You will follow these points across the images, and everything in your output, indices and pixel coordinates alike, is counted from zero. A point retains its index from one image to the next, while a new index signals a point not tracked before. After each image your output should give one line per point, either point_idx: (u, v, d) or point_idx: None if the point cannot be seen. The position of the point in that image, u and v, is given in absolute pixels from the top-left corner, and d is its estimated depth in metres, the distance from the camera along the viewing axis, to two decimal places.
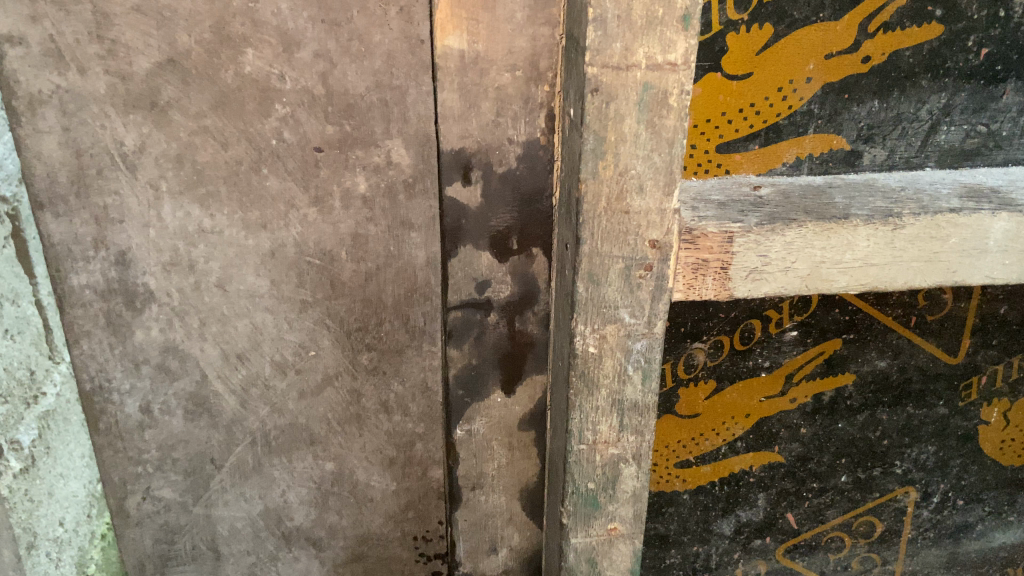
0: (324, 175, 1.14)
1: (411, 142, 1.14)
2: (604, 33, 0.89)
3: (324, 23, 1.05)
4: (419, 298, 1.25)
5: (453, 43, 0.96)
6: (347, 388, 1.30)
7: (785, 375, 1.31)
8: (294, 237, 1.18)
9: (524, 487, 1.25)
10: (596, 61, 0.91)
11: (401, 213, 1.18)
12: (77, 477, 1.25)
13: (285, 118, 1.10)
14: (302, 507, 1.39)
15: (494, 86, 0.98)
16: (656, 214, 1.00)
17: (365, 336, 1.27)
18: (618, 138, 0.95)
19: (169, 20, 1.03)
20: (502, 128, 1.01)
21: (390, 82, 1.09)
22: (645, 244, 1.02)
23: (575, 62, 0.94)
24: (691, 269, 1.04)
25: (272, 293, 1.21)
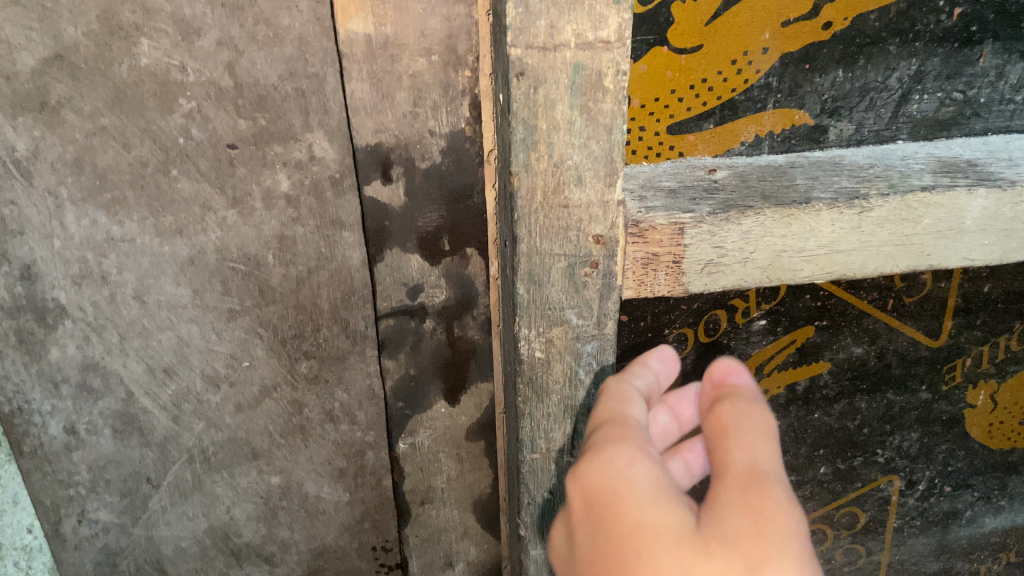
0: (240, 174, 1.04)
1: (334, 134, 1.03)
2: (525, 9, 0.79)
3: (224, 7, 0.94)
4: (356, 302, 1.15)
5: (358, 27, 0.88)
6: (287, 398, 1.21)
7: (756, 367, 1.22)
8: (213, 242, 1.08)
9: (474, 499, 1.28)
10: (519, 42, 0.80)
11: (330, 212, 1.08)
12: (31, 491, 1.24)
13: (192, 114, 1.00)
14: (250, 523, 1.31)
15: (408, 73, 0.91)
16: (598, 207, 0.91)
17: (302, 344, 1.18)
18: (550, 126, 0.85)
19: (51, 11, 0.92)
20: (422, 119, 0.94)
21: (305, 70, 0.98)
22: (588, 239, 0.93)
23: (499, 43, 0.84)
24: (640, 265, 0.95)
25: (196, 303, 1.12)
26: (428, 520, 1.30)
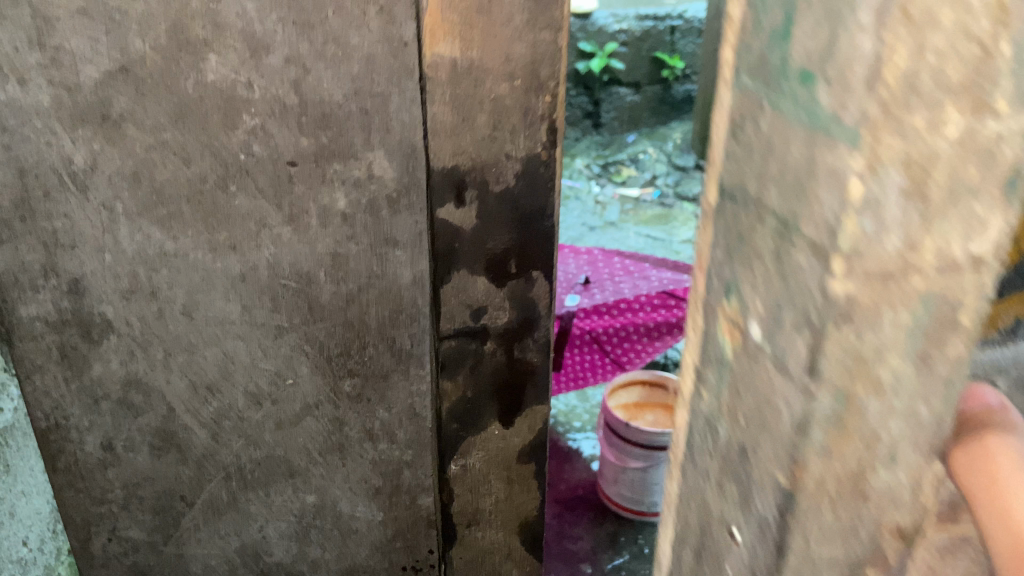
0: (298, 192, 1.03)
1: (394, 153, 1.03)
2: (878, 250, 0.39)
3: (295, 25, 0.93)
4: (405, 321, 1.14)
5: (444, 51, 0.96)
6: (328, 416, 1.20)
7: (640, 380, 2.59)
8: (266, 258, 1.07)
9: (523, 522, 1.36)
10: (854, 272, 0.39)
11: (384, 230, 1.07)
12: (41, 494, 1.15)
13: (255, 130, 0.99)
14: (282, 542, 1.29)
15: (490, 97, 0.99)
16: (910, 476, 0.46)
17: (347, 361, 1.17)
18: (869, 388, 0.43)
19: (119, 23, 0.91)
20: (499, 143, 1.02)
21: (371, 89, 0.98)
22: (885, 534, 0.48)
23: (815, 266, 0.41)
24: None
25: (244, 319, 1.11)
26: (473, 541, 1.37)
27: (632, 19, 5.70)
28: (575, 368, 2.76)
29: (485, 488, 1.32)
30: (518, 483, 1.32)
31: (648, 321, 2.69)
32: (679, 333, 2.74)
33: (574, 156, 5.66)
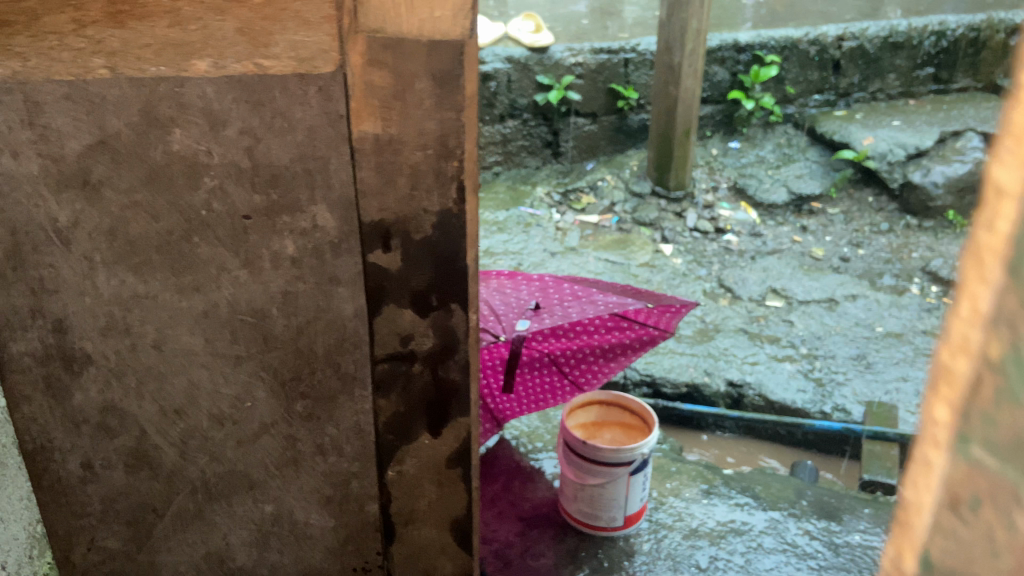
0: (253, 240, 1.20)
1: (335, 206, 1.19)
2: None
3: (247, 103, 1.10)
4: (350, 347, 1.30)
5: (368, 127, 1.13)
6: (282, 433, 1.37)
7: (598, 400, 3.03)
8: (226, 297, 1.24)
9: (452, 520, 1.54)
10: None
11: (328, 270, 1.24)
12: (17, 521, 1.36)
13: (214, 190, 1.15)
14: (244, 548, 1.46)
15: (409, 162, 1.17)
16: None
17: (299, 385, 1.33)
18: None
19: (99, 105, 1.08)
20: (417, 200, 1.20)
21: (313, 153, 1.14)
22: None
23: None
24: None
25: (207, 350, 1.27)
26: (410, 538, 1.54)
27: (587, 52, 5.78)
28: (535, 389, 2.93)
29: (418, 491, 1.48)
30: (447, 485, 1.50)
31: (602, 344, 2.91)
32: (633, 351, 2.97)
33: (534, 184, 5.89)
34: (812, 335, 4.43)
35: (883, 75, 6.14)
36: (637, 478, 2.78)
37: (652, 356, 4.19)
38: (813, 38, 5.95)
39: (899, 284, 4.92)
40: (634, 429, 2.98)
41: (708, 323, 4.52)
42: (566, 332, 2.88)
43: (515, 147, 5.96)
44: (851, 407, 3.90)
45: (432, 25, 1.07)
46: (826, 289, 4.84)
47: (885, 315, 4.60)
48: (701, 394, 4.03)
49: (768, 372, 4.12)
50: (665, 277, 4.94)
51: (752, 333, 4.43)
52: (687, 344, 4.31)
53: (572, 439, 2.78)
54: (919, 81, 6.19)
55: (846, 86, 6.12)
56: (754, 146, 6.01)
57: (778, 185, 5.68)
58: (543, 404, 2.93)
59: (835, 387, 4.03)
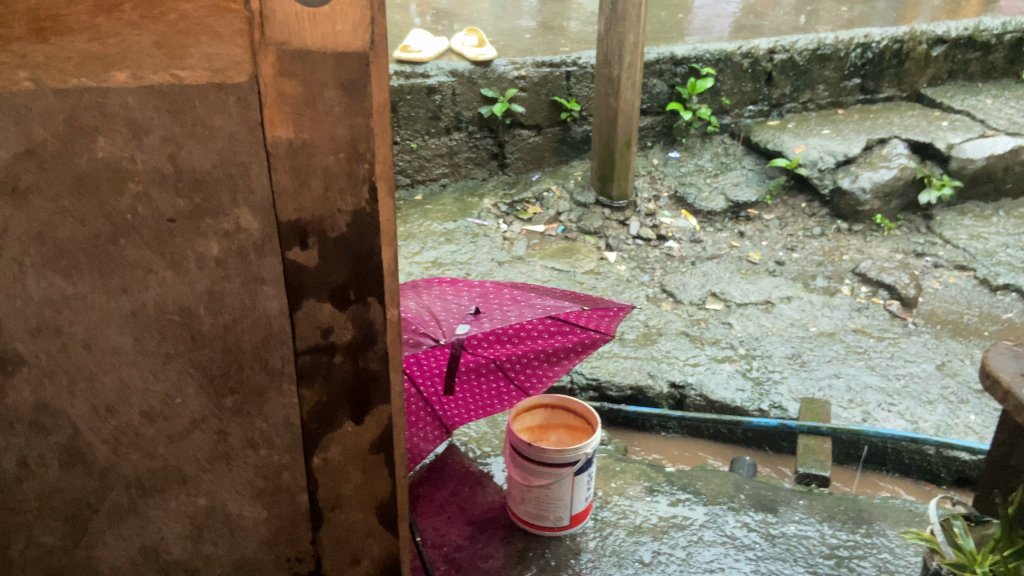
0: (178, 242, 1.25)
1: (257, 208, 1.24)
2: None
3: (169, 112, 1.16)
4: (275, 344, 1.36)
5: (282, 134, 1.19)
6: (213, 428, 1.42)
7: (543, 403, 3.00)
8: (153, 297, 1.29)
9: (379, 504, 1.58)
10: None
11: (253, 270, 1.29)
12: None
13: (139, 195, 1.21)
14: (178, 541, 1.51)
15: (321, 166, 1.23)
16: None
17: (227, 381, 1.38)
18: None
19: (24, 116, 1.14)
20: (332, 201, 1.26)
21: (234, 159, 1.20)
22: None
23: None
24: None
25: (136, 349, 1.33)
26: (338, 522, 1.58)
27: (529, 65, 5.83)
28: (482, 395, 3.05)
29: (344, 477, 1.53)
30: (372, 471, 1.54)
31: (545, 347, 3.02)
32: (576, 355, 3.04)
33: (481, 195, 5.97)
34: (750, 336, 4.59)
35: (813, 86, 6.37)
36: (581, 477, 2.82)
37: (597, 360, 4.30)
38: (746, 51, 6.14)
39: (831, 285, 5.13)
40: (580, 431, 2.98)
41: (651, 326, 4.66)
42: (510, 336, 2.87)
43: (461, 159, 6.03)
44: (787, 404, 4.02)
45: (335, 38, 1.14)
46: (763, 292, 5.03)
47: (818, 316, 4.78)
48: (645, 395, 4.14)
49: (710, 372, 4.24)
50: (610, 283, 5.08)
51: (694, 335, 4.57)
52: (631, 347, 4.44)
53: (517, 440, 2.79)
54: (847, 91, 6.44)
55: (778, 97, 6.34)
56: (692, 156, 6.19)
57: (716, 193, 5.85)
58: (491, 409, 3.05)
59: (771, 385, 4.16)
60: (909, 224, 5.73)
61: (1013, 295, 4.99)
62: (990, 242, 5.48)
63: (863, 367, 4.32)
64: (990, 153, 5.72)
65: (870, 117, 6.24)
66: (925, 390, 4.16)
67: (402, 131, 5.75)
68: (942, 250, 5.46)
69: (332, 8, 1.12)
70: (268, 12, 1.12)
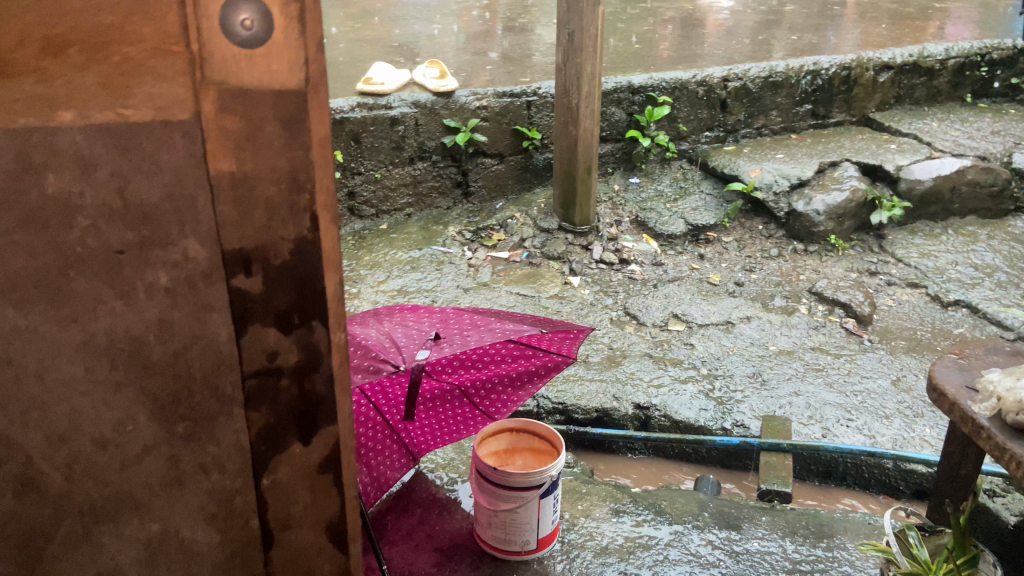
0: (127, 273, 1.26)
1: (204, 239, 1.28)
2: None
3: (117, 147, 1.18)
4: (225, 370, 1.39)
5: (224, 167, 1.24)
6: (165, 456, 1.43)
7: (508, 427, 3.07)
8: (104, 326, 1.29)
9: (327, 522, 1.64)
10: None
11: (201, 298, 1.32)
12: None
13: (88, 227, 1.22)
14: (132, 567, 1.50)
15: (263, 197, 1.28)
16: None
17: (178, 409, 1.39)
18: None
19: None
20: (274, 229, 1.31)
21: (181, 192, 1.24)
22: None
23: None
24: None
25: (88, 378, 1.32)
26: (288, 542, 1.63)
27: (491, 96, 5.91)
28: (448, 421, 3.06)
29: (293, 497, 1.57)
30: (320, 490, 1.59)
31: (509, 371, 3.04)
32: (538, 378, 3.06)
33: (446, 223, 6.02)
34: (712, 356, 4.69)
35: (766, 113, 6.56)
36: (547, 500, 2.86)
37: (562, 384, 4.36)
38: (701, 80, 6.30)
39: (789, 305, 5.26)
40: (544, 454, 3.08)
41: (615, 349, 4.73)
42: (472, 362, 3.03)
43: (426, 188, 6.09)
44: (749, 422, 4.09)
45: (271, 77, 1.20)
46: (723, 312, 5.13)
47: (777, 335, 4.90)
48: (611, 417, 4.20)
49: (673, 393, 4.31)
50: (574, 307, 5.16)
51: (657, 357, 4.65)
52: (596, 370, 4.50)
53: (484, 466, 2.82)
54: (799, 117, 6.65)
55: (733, 123, 6.52)
56: (652, 181, 6.31)
57: (676, 218, 5.97)
58: (457, 435, 3.05)
59: (733, 404, 4.23)
60: (862, 244, 5.89)
61: (964, 311, 5.15)
62: (940, 260, 5.66)
63: (822, 385, 4.42)
64: (937, 174, 5.92)
65: (822, 141, 6.45)
66: (882, 405, 4.26)
67: (367, 161, 5.80)
68: (895, 268, 5.62)
69: (267, 48, 1.19)
70: (206, 54, 1.18)
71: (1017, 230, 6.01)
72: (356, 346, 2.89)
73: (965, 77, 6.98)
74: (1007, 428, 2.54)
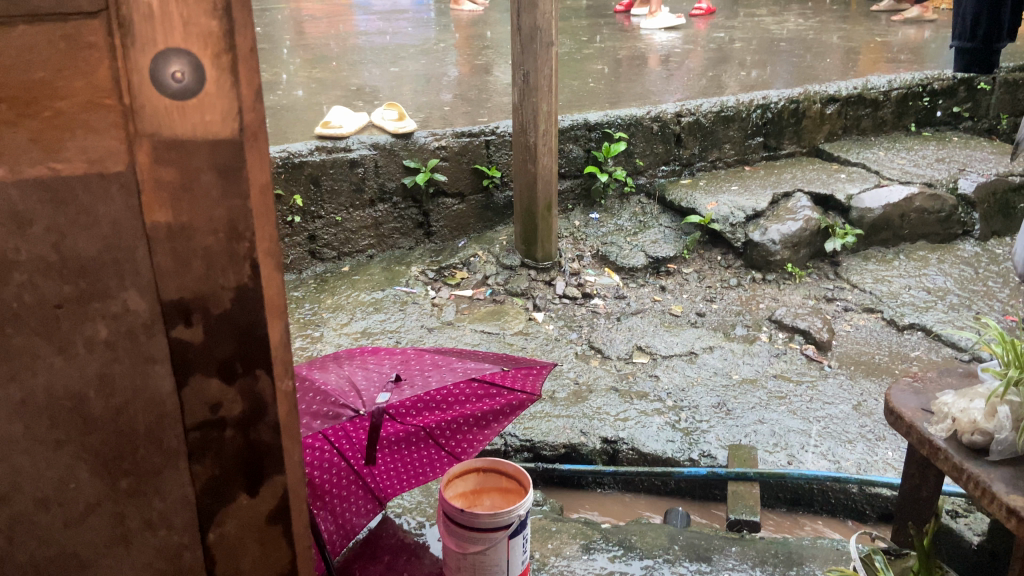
0: (65, 327, 1.24)
1: (144, 290, 1.27)
2: None
3: (51, 202, 1.17)
4: (168, 422, 1.36)
5: (161, 218, 1.24)
6: (109, 512, 1.39)
7: (475, 467, 2.92)
8: (42, 384, 1.26)
9: None
10: None
11: (143, 350, 1.30)
12: None
13: (24, 283, 1.20)
14: None
15: (202, 246, 1.27)
16: None
17: (121, 464, 1.36)
18: None
19: None
20: (214, 278, 1.30)
21: (120, 244, 1.23)
22: None
23: None
24: None
25: (27, 436, 1.29)
26: None
27: (449, 136, 5.93)
28: (414, 464, 2.99)
29: (243, 551, 1.54)
30: (270, 543, 1.55)
31: (474, 411, 2.99)
32: (504, 417, 3.01)
33: (408, 264, 6.01)
34: (677, 388, 4.70)
35: (720, 146, 6.70)
36: (516, 540, 2.70)
37: (529, 421, 4.33)
38: (655, 116, 6.37)
39: (750, 333, 5.32)
40: (513, 492, 2.89)
41: (581, 384, 4.73)
42: (436, 403, 2.98)
43: (387, 229, 6.08)
44: (716, 452, 4.11)
45: (204, 127, 1.21)
46: (686, 343, 5.17)
47: (740, 364, 4.94)
48: (579, 453, 4.19)
49: (640, 426, 4.31)
50: (539, 343, 5.16)
51: (623, 390, 4.66)
52: (563, 406, 4.49)
53: (450, 508, 2.67)
54: (751, 149, 6.81)
55: (688, 157, 6.62)
56: (612, 217, 6.39)
57: (637, 251, 6.02)
58: (424, 478, 2.98)
59: (699, 434, 4.24)
60: (818, 271, 6.01)
61: (918, 334, 5.26)
62: (894, 285, 5.79)
63: (786, 412, 4.45)
64: (886, 201, 6.07)
65: (775, 172, 6.60)
66: (845, 430, 4.31)
67: (327, 205, 5.78)
68: (851, 294, 5.73)
69: (199, 100, 1.19)
70: (138, 106, 1.17)
71: (965, 253, 6.19)
72: (313, 391, 2.81)
73: (909, 107, 7.20)
74: (963, 448, 2.58)
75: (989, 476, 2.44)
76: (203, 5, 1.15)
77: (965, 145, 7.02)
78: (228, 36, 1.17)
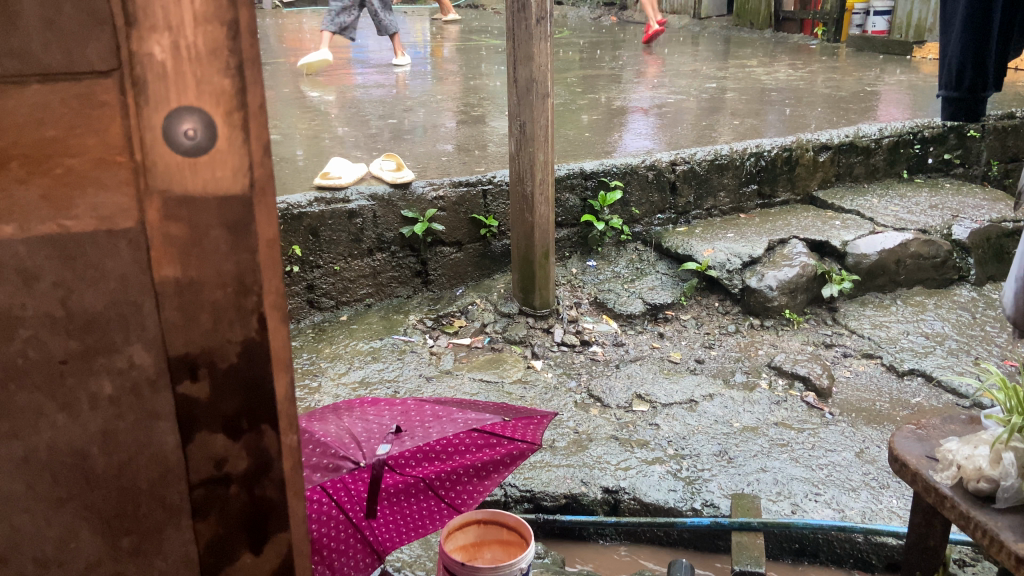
0: (70, 383, 1.23)
1: (150, 345, 1.26)
2: None
3: (60, 259, 1.17)
4: (171, 480, 1.34)
5: (169, 273, 1.24)
6: (110, 570, 1.36)
7: (475, 519, 2.86)
8: (45, 441, 1.25)
9: None
10: None
11: (147, 406, 1.28)
12: None
13: (30, 339, 1.19)
14: None
15: (209, 301, 1.27)
16: None
17: (123, 521, 1.34)
18: None
19: None
20: (220, 332, 1.29)
21: (126, 298, 1.22)
22: None
23: None
24: None
25: (29, 494, 1.27)
26: None
27: (447, 186, 5.95)
28: (415, 516, 2.93)
29: None
30: None
31: (474, 461, 2.95)
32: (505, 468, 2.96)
33: (406, 312, 6.02)
34: (677, 436, 4.66)
35: (714, 194, 6.75)
36: None
37: (529, 471, 4.28)
38: (650, 164, 6.38)
39: (750, 380, 5.30)
40: (514, 545, 2.83)
41: (581, 433, 4.67)
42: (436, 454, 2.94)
43: (385, 278, 6.08)
44: (719, 501, 4.06)
45: (214, 183, 1.22)
46: (686, 391, 5.14)
47: (740, 412, 4.91)
48: (580, 503, 4.14)
49: (642, 475, 4.26)
50: (537, 392, 5.14)
51: (623, 439, 4.61)
52: (563, 455, 4.43)
53: (451, 561, 2.60)
54: (746, 197, 6.88)
55: (683, 205, 6.67)
56: (609, 264, 6.41)
57: (634, 297, 6.03)
58: (424, 530, 2.92)
59: (702, 484, 4.20)
60: (816, 317, 6.02)
61: (919, 379, 5.25)
62: (892, 330, 5.80)
63: (788, 460, 4.40)
64: (881, 247, 6.09)
65: (770, 220, 6.65)
66: (848, 477, 4.27)
67: (325, 254, 5.79)
68: (849, 340, 5.74)
69: (210, 157, 1.21)
70: (149, 163, 1.18)
71: (961, 298, 6.23)
72: (313, 444, 2.77)
73: (901, 154, 7.29)
74: (969, 495, 2.55)
75: (997, 524, 2.41)
76: (216, 64, 1.17)
77: (957, 192, 7.10)
78: (240, 94, 1.19)
